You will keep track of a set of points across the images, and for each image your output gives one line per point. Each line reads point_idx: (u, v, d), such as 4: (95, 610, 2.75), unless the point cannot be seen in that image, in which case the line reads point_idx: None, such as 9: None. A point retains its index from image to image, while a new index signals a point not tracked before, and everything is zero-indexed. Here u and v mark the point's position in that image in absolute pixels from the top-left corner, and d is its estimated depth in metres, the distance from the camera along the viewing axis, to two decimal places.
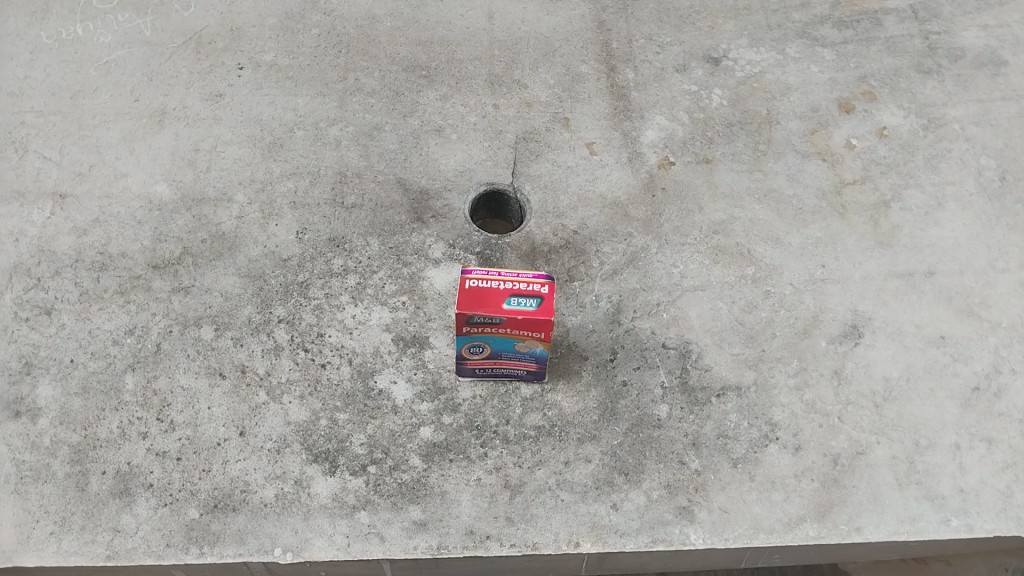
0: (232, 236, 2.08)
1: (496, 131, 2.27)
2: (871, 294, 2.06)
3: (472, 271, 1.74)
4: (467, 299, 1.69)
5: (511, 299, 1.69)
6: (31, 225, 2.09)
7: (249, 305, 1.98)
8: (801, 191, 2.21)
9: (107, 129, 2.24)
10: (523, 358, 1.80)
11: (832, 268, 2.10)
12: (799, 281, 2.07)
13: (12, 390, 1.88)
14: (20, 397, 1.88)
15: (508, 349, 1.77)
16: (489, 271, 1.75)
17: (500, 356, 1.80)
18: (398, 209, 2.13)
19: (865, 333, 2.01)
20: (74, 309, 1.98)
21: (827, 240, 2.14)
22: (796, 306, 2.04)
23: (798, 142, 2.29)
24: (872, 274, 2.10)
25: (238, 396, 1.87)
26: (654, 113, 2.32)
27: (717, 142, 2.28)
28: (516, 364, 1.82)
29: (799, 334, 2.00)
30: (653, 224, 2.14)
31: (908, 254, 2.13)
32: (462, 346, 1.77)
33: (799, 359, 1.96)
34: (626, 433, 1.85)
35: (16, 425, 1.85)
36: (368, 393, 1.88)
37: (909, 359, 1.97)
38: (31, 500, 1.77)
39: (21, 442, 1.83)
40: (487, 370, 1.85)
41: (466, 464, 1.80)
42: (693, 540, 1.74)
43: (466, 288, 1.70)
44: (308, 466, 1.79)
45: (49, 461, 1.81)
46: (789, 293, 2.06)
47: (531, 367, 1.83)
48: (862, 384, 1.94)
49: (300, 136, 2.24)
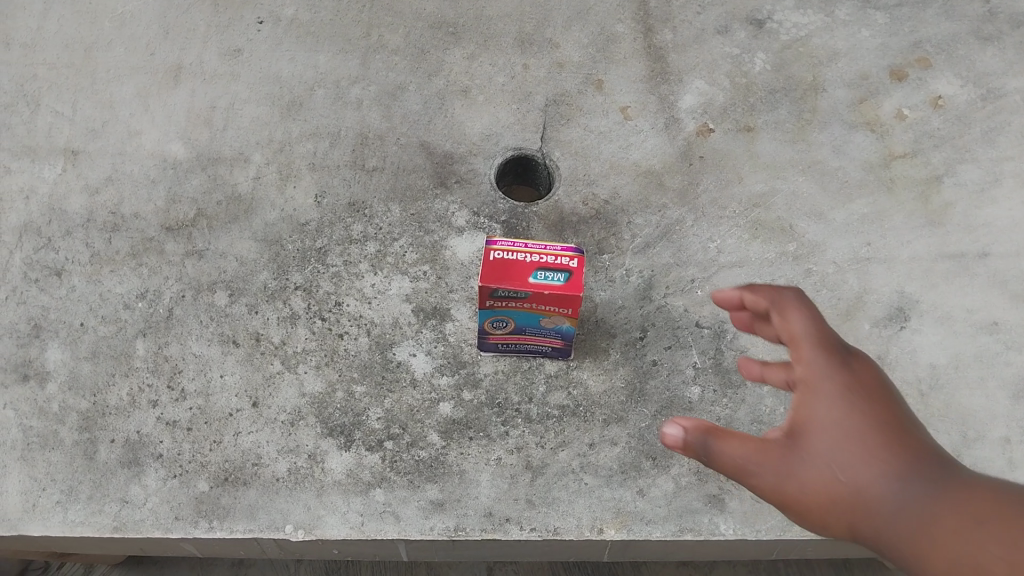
0: (248, 198, 2.03)
1: (525, 93, 2.19)
2: (919, 275, 1.98)
3: (497, 242, 1.67)
4: (491, 271, 1.63)
5: (537, 273, 1.62)
6: (41, 182, 2.06)
7: (265, 271, 1.94)
8: (847, 163, 2.12)
9: (121, 85, 2.19)
10: (548, 334, 1.75)
11: (878, 246, 2.01)
12: (843, 260, 1.99)
13: (21, 353, 1.86)
14: (29, 360, 1.86)
15: (532, 325, 1.71)
16: (515, 243, 1.68)
17: (525, 332, 1.74)
18: (421, 173, 2.07)
19: (911, 316, 1.92)
20: (85, 271, 1.95)
21: (874, 216, 2.05)
22: (839, 286, 1.96)
23: (844, 111, 2.19)
24: (920, 254, 2.01)
25: (252, 365, 1.83)
26: (692, 76, 2.23)
27: (760, 110, 2.19)
28: (541, 340, 1.77)
29: (840, 316, 1.92)
30: (689, 195, 2.06)
31: (961, 234, 2.03)
32: (484, 321, 1.72)
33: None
34: (654, 415, 1.79)
35: (24, 389, 1.83)
36: (387, 366, 1.83)
37: (958, 346, 1.89)
38: (38, 467, 1.75)
39: (29, 407, 1.81)
40: (510, 345, 1.80)
41: (486, 443, 1.75)
42: (723, 531, 1.69)
43: (490, 260, 1.64)
44: (322, 440, 1.76)
45: (57, 427, 1.79)
46: (832, 272, 1.98)
47: (556, 344, 1.78)
48: (907, 371, 1.86)
49: (321, 94, 2.17)
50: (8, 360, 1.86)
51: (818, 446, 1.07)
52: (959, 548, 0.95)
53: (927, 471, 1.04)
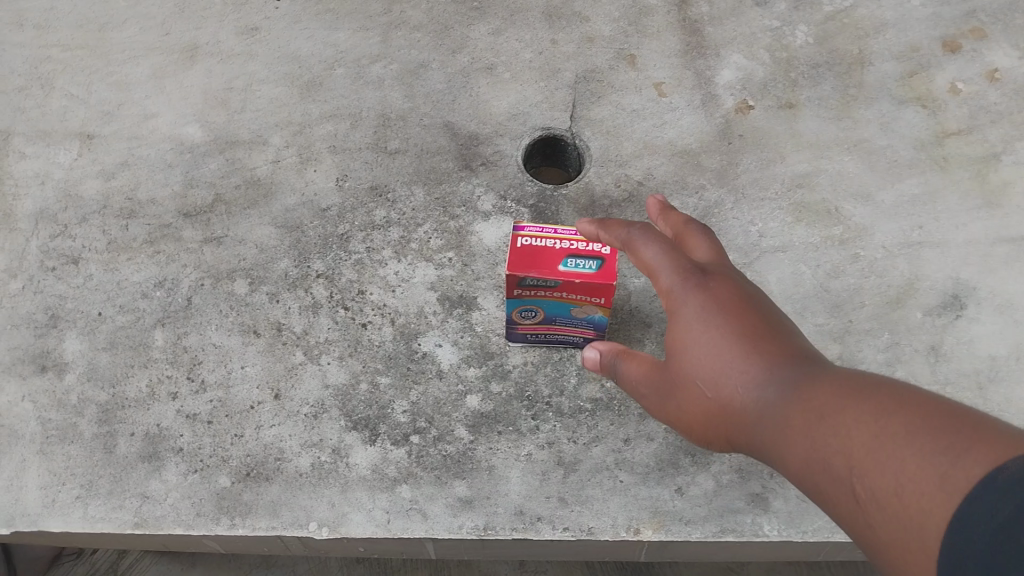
0: (267, 182, 1.99)
1: (554, 70, 2.12)
2: (975, 259, 1.90)
3: (525, 228, 1.63)
4: (520, 258, 1.57)
5: (568, 260, 1.56)
6: (57, 167, 2.03)
7: (286, 258, 1.90)
8: (896, 141, 2.04)
9: (136, 65, 2.14)
10: (579, 325, 1.69)
11: (931, 229, 1.93)
12: (892, 244, 1.92)
13: (38, 343, 1.84)
14: (46, 350, 1.83)
15: (563, 315, 1.66)
16: (544, 229, 1.63)
17: (555, 322, 1.69)
18: (445, 155, 2.01)
19: (967, 305, 1.85)
20: (101, 259, 1.92)
21: (926, 197, 1.97)
22: (888, 272, 1.88)
23: (892, 86, 2.10)
24: (976, 237, 1.92)
25: (273, 355, 1.80)
26: (730, 50, 2.14)
27: (802, 85, 2.10)
28: (572, 331, 1.71)
29: (890, 304, 1.85)
30: (728, 175, 1.99)
31: (1021, 215, 1.94)
32: (512, 310, 1.67)
33: (889, 332, 1.82)
34: None
35: (41, 380, 1.81)
36: (412, 356, 1.79)
37: (1019, 336, 1.81)
38: (57, 461, 1.73)
39: (48, 400, 1.79)
40: (540, 336, 1.75)
41: (516, 438, 1.71)
42: (767, 531, 1.64)
43: (518, 246, 1.59)
44: (346, 434, 1.72)
45: (76, 420, 1.77)
46: (880, 257, 1.90)
47: (588, 335, 1.72)
48: (963, 362, 1.79)
49: (341, 74, 2.11)
50: (25, 351, 1.84)
51: (682, 365, 1.20)
52: (797, 441, 1.02)
53: (776, 369, 1.10)
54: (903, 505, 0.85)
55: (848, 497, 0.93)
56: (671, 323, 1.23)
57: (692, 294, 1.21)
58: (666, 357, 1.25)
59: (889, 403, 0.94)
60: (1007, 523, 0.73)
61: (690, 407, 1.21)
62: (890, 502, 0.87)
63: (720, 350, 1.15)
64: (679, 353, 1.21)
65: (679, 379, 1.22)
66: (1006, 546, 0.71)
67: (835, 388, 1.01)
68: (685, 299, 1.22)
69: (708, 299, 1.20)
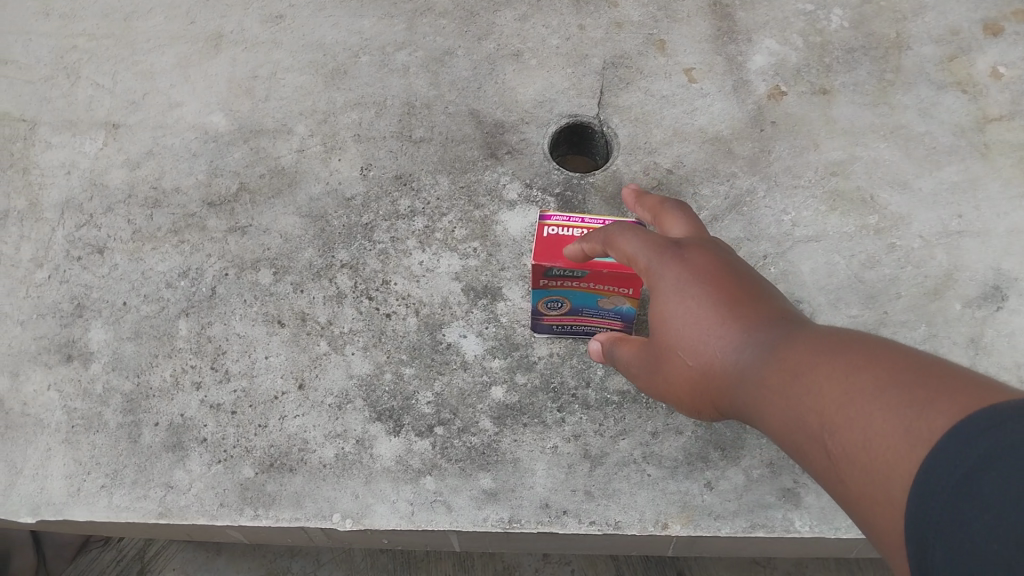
0: (292, 171, 1.98)
1: (582, 56, 2.09)
2: (1017, 249, 1.84)
3: (551, 218, 1.60)
4: (547, 248, 1.55)
5: None
6: (83, 157, 2.04)
7: (311, 247, 1.89)
8: (935, 127, 1.99)
9: (161, 55, 2.15)
10: (607, 316, 1.67)
11: (971, 218, 1.89)
12: (930, 233, 1.87)
13: (64, 333, 1.86)
14: (72, 340, 1.85)
15: (590, 306, 1.63)
16: (571, 218, 1.60)
17: (582, 313, 1.67)
18: (470, 143, 1.99)
19: (1009, 296, 1.80)
20: (126, 248, 1.93)
21: (966, 185, 1.92)
22: (926, 262, 1.84)
23: (931, 70, 2.05)
24: (1019, 225, 1.87)
25: (298, 346, 1.80)
26: (762, 35, 2.10)
27: (836, 70, 2.05)
28: (599, 322, 1.69)
29: (928, 295, 1.81)
30: (760, 162, 1.95)
31: None
32: (538, 301, 1.65)
33: (926, 324, 1.78)
34: None
35: (67, 369, 1.82)
36: (436, 347, 1.78)
37: None
38: (82, 450, 1.75)
39: (74, 389, 1.80)
40: (566, 326, 1.73)
41: (542, 430, 1.70)
42: (798, 528, 1.61)
43: (544, 236, 1.57)
44: (370, 425, 1.72)
45: (101, 409, 1.78)
46: (918, 247, 1.86)
47: (616, 326, 1.70)
48: (1004, 356, 1.74)
49: (365, 62, 2.10)
50: (51, 341, 1.85)
51: (669, 335, 1.29)
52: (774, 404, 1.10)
53: (754, 334, 1.18)
54: (867, 456, 0.93)
55: (821, 453, 1.01)
56: (656, 300, 1.32)
57: (674, 270, 1.29)
58: (654, 329, 1.34)
59: (856, 361, 1.01)
60: (961, 472, 0.80)
61: (679, 373, 1.31)
62: (858, 458, 0.95)
63: (701, 321, 1.24)
64: (666, 325, 1.30)
65: (668, 349, 1.31)
66: (962, 496, 0.79)
67: (808, 350, 1.09)
68: (666, 274, 1.30)
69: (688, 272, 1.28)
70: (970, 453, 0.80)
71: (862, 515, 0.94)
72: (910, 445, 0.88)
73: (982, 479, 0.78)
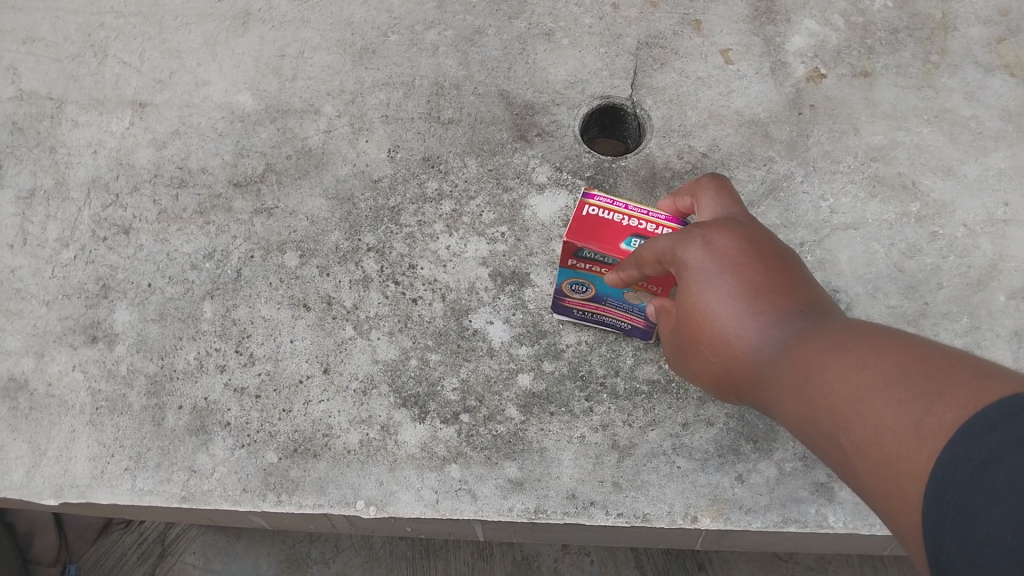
0: (319, 152, 1.97)
1: (615, 36, 2.05)
2: None
3: (595, 197, 1.58)
4: (583, 226, 1.53)
5: (631, 240, 1.51)
6: (109, 136, 2.04)
7: (338, 230, 1.88)
8: (981, 112, 1.93)
9: (189, 32, 2.13)
10: (631, 311, 1.64)
11: (1017, 207, 1.84)
12: (974, 222, 1.82)
13: (90, 314, 1.86)
14: (97, 321, 1.86)
15: (616, 297, 1.60)
16: (615, 202, 1.57)
17: (606, 303, 1.64)
18: (500, 125, 1.96)
19: None
20: (152, 229, 1.93)
21: (1012, 172, 1.87)
22: (969, 252, 1.79)
23: (979, 52, 1.99)
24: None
25: (323, 330, 1.79)
26: (801, 15, 2.05)
27: (879, 52, 2.00)
28: (622, 315, 1.66)
29: (970, 286, 1.76)
30: (799, 146, 1.90)
31: None
32: (563, 280, 1.63)
33: (969, 315, 1.73)
34: None
35: (93, 351, 1.83)
36: (462, 333, 1.76)
37: None
38: (106, 433, 1.76)
39: (98, 370, 1.81)
40: (588, 313, 1.70)
41: (570, 419, 1.68)
42: (831, 523, 1.58)
43: (585, 213, 1.55)
44: (395, 411, 1.71)
45: (125, 391, 1.78)
46: (961, 236, 1.81)
47: (639, 324, 1.66)
48: None
49: (394, 41, 2.08)
50: (76, 322, 1.86)
51: (693, 328, 1.30)
52: (789, 395, 1.09)
53: (776, 324, 1.18)
54: (876, 451, 0.92)
55: (835, 447, 1.00)
56: (680, 293, 1.31)
57: (696, 260, 1.29)
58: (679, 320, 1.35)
59: (874, 352, 1.00)
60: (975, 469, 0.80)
61: (705, 363, 1.31)
62: (867, 450, 0.94)
63: (723, 312, 1.24)
64: (689, 317, 1.30)
65: (694, 342, 1.32)
66: (975, 490, 0.79)
67: (828, 342, 1.07)
68: (688, 265, 1.29)
69: (710, 262, 1.27)
70: (982, 448, 0.80)
71: (875, 510, 0.93)
72: (920, 441, 0.87)
73: (992, 474, 0.78)
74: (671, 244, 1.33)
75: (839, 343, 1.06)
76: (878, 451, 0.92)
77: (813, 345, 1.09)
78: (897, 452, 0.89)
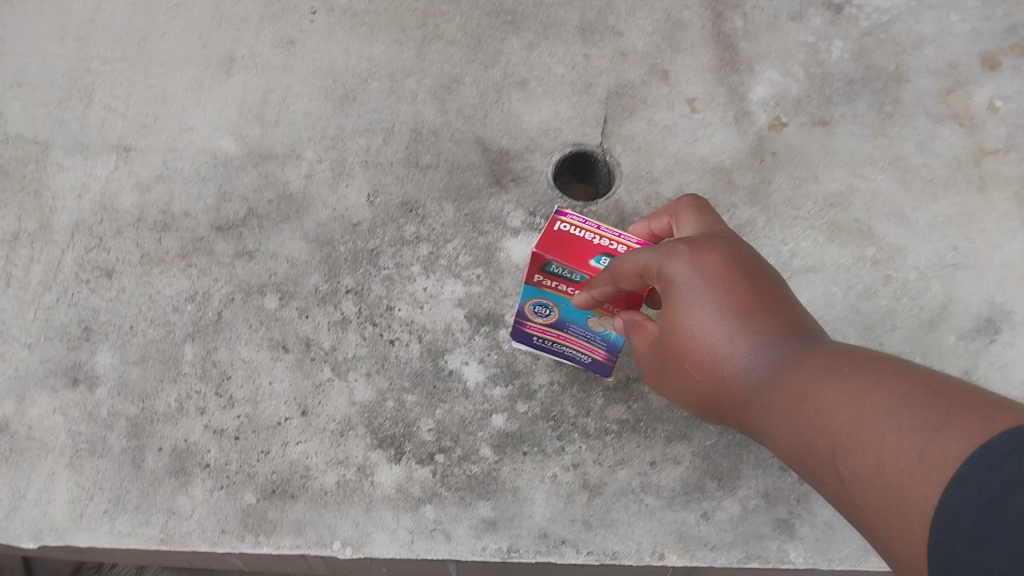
0: (300, 196, 2.00)
1: (587, 85, 2.11)
2: (1012, 283, 1.89)
3: (568, 214, 1.55)
4: (554, 240, 1.50)
5: (601, 258, 1.48)
6: (94, 180, 2.06)
7: (317, 273, 1.91)
8: (933, 159, 2.03)
9: (175, 79, 2.17)
10: (591, 340, 1.67)
11: (966, 251, 1.92)
12: (926, 265, 1.89)
13: (71, 356, 1.87)
14: (79, 364, 1.86)
15: (578, 323, 1.63)
16: (588, 221, 1.55)
17: (567, 330, 1.67)
18: (475, 171, 2.01)
19: (1002, 329, 1.83)
20: (134, 271, 1.95)
21: (963, 217, 1.96)
22: (922, 294, 1.86)
23: (930, 102, 2.09)
24: (1012, 259, 1.92)
25: (302, 372, 1.81)
26: (763, 66, 2.13)
27: (837, 102, 2.09)
28: (582, 344, 1.69)
29: (925, 327, 1.82)
30: (760, 192, 1.96)
31: None
32: (527, 300, 1.63)
33: (921, 355, 1.79)
34: (721, 433, 1.74)
35: (74, 394, 1.84)
36: (438, 374, 1.80)
37: None
38: (85, 475, 1.76)
39: (79, 413, 1.82)
40: (547, 341, 1.75)
41: (542, 459, 1.71)
42: (793, 558, 1.64)
43: (557, 229, 1.51)
44: (371, 452, 1.73)
45: (105, 433, 1.79)
46: (914, 278, 1.88)
47: (599, 355, 1.71)
48: (998, 389, 1.76)
49: (375, 88, 2.13)
50: (58, 364, 1.87)
51: (681, 348, 1.36)
52: (789, 421, 1.18)
53: (771, 350, 1.27)
54: (874, 478, 1.02)
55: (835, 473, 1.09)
56: (668, 313, 1.36)
57: (683, 278, 1.34)
58: (663, 337, 1.39)
59: (870, 381, 1.10)
60: (971, 499, 0.88)
61: (691, 382, 1.39)
62: (870, 477, 1.03)
63: (718, 337, 1.30)
64: (677, 337, 1.35)
65: (680, 360, 1.38)
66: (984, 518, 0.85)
67: (825, 370, 1.17)
68: (679, 287, 1.34)
69: (702, 283, 1.32)
70: (977, 479, 0.89)
71: (866, 528, 1.05)
72: (925, 470, 0.95)
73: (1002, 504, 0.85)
74: (657, 261, 1.35)
75: (835, 371, 1.16)
76: (880, 480, 1.01)
77: (812, 372, 1.18)
78: (895, 477, 0.99)
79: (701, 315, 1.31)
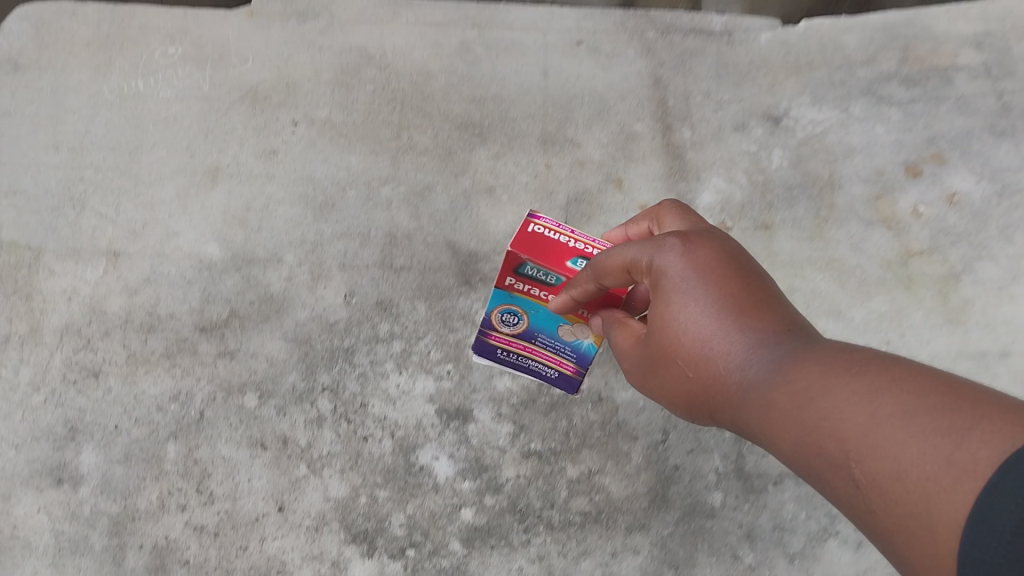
0: (280, 298, 2.07)
1: (548, 192, 2.23)
2: None
3: (540, 218, 1.70)
4: (530, 242, 1.65)
5: (577, 260, 1.64)
6: (84, 284, 2.08)
7: (294, 371, 1.97)
8: (866, 261, 2.17)
9: (163, 187, 2.20)
10: (559, 352, 1.86)
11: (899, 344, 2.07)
12: None
13: (57, 456, 1.89)
14: (64, 463, 1.89)
15: (547, 332, 1.81)
16: (559, 223, 1.70)
17: (536, 340, 1.85)
18: (445, 272, 2.11)
19: None
20: (120, 372, 1.97)
21: (893, 314, 2.10)
22: None
23: (861, 208, 2.24)
24: (939, 353, 2.06)
25: (278, 469, 1.87)
26: (710, 173, 2.27)
27: (778, 207, 2.23)
28: (550, 358, 1.88)
29: None
30: None
31: (984, 332, 2.09)
32: (497, 307, 1.80)
33: None
34: (677, 523, 1.86)
35: (58, 494, 1.86)
36: (410, 469, 1.88)
37: None
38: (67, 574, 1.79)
39: (62, 511, 1.84)
40: (512, 354, 1.92)
41: (509, 551, 1.82)
42: None
43: (529, 232, 1.66)
44: (346, 546, 1.81)
45: (87, 532, 1.82)
46: None
47: (567, 370, 1.89)
48: None
49: (352, 195, 2.20)
50: (44, 464, 1.89)
51: (676, 347, 1.43)
52: (795, 425, 1.21)
53: (771, 350, 1.32)
54: (885, 476, 1.05)
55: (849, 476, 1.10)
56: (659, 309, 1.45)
57: (674, 273, 1.43)
58: (654, 333, 1.48)
59: (884, 379, 1.13)
60: (988, 494, 0.91)
61: (687, 382, 1.44)
62: (886, 479, 1.04)
63: (710, 334, 1.38)
64: (670, 334, 1.43)
65: (675, 358, 1.44)
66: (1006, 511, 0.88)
67: (831, 370, 1.21)
68: (671, 283, 1.43)
69: (692, 277, 1.41)
70: (999, 476, 0.91)
71: (876, 526, 1.07)
72: (950, 472, 0.97)
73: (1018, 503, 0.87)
74: (649, 254, 1.45)
75: (841, 370, 1.20)
76: (902, 482, 1.02)
77: (819, 371, 1.22)
78: (916, 488, 1.01)
79: (693, 311, 1.39)
